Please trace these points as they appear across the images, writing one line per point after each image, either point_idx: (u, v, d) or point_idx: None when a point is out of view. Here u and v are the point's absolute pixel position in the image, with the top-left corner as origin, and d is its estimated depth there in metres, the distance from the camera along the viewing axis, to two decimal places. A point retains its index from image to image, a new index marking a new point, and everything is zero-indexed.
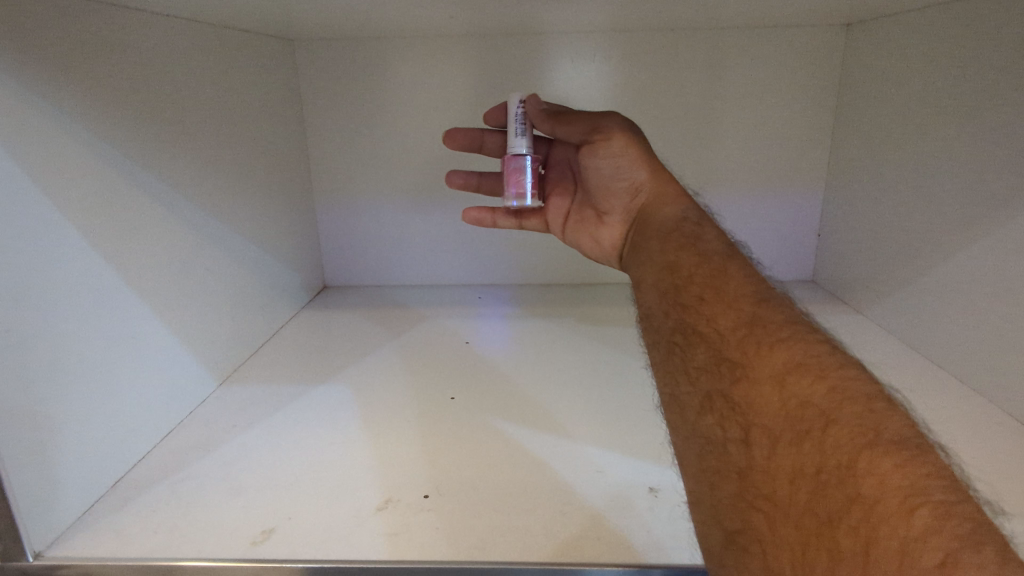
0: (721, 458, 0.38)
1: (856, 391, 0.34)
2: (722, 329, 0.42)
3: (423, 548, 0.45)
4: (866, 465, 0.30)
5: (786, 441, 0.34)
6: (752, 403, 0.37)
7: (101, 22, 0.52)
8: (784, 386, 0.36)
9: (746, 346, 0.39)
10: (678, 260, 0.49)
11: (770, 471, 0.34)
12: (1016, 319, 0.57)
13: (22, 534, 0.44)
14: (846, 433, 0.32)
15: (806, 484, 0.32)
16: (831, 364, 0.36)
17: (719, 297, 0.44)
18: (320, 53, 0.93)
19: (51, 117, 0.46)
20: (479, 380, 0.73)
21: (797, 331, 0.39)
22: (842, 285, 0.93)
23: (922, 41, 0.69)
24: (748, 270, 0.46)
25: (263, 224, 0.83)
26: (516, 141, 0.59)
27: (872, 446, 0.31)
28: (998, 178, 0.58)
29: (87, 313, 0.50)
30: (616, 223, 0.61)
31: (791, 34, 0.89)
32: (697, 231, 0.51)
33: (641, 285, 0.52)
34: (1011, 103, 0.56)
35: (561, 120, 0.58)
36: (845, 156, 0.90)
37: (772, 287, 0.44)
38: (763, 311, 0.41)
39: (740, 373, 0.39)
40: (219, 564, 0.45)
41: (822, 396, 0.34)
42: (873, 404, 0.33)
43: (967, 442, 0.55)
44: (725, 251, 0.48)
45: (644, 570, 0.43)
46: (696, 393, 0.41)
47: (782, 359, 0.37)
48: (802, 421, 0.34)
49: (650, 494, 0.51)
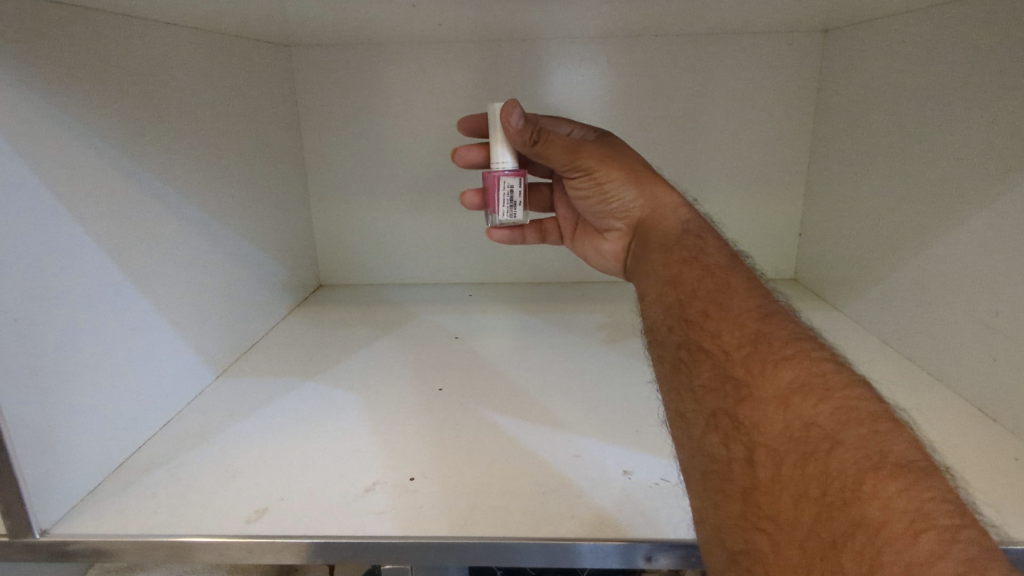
0: (726, 477, 0.38)
1: (860, 412, 0.34)
2: (726, 347, 0.42)
3: (417, 525, 0.46)
4: (872, 489, 0.31)
5: (791, 462, 0.34)
6: (756, 423, 0.37)
7: (110, 30, 0.54)
8: (788, 406, 0.36)
9: (750, 365, 0.40)
10: (681, 273, 0.49)
11: (775, 492, 0.34)
12: (989, 317, 0.59)
13: (30, 511, 0.45)
14: (850, 455, 0.32)
15: (811, 506, 0.32)
16: (836, 383, 0.37)
17: (722, 313, 0.44)
18: (316, 57, 0.94)
19: (62, 123, 0.48)
20: (467, 372, 0.74)
21: (802, 348, 0.39)
22: (823, 283, 0.94)
23: (895, 47, 0.71)
24: (752, 285, 0.47)
25: (260, 223, 0.84)
26: (500, 156, 0.57)
27: (876, 469, 0.31)
28: (970, 179, 0.60)
29: (93, 311, 0.51)
30: (616, 237, 0.62)
31: (781, 39, 0.90)
32: (700, 242, 0.52)
33: (645, 300, 0.53)
34: (981, 107, 0.58)
35: (540, 149, 0.56)
36: (824, 158, 0.91)
37: (773, 302, 0.45)
38: (767, 327, 0.42)
39: (744, 393, 0.39)
40: (217, 540, 0.45)
41: (827, 417, 0.35)
42: (878, 425, 0.34)
43: (945, 440, 0.57)
44: (729, 264, 0.49)
45: (629, 545, 0.44)
46: (701, 411, 0.41)
47: (787, 378, 0.38)
48: (806, 442, 0.34)
49: (624, 476, 0.52)
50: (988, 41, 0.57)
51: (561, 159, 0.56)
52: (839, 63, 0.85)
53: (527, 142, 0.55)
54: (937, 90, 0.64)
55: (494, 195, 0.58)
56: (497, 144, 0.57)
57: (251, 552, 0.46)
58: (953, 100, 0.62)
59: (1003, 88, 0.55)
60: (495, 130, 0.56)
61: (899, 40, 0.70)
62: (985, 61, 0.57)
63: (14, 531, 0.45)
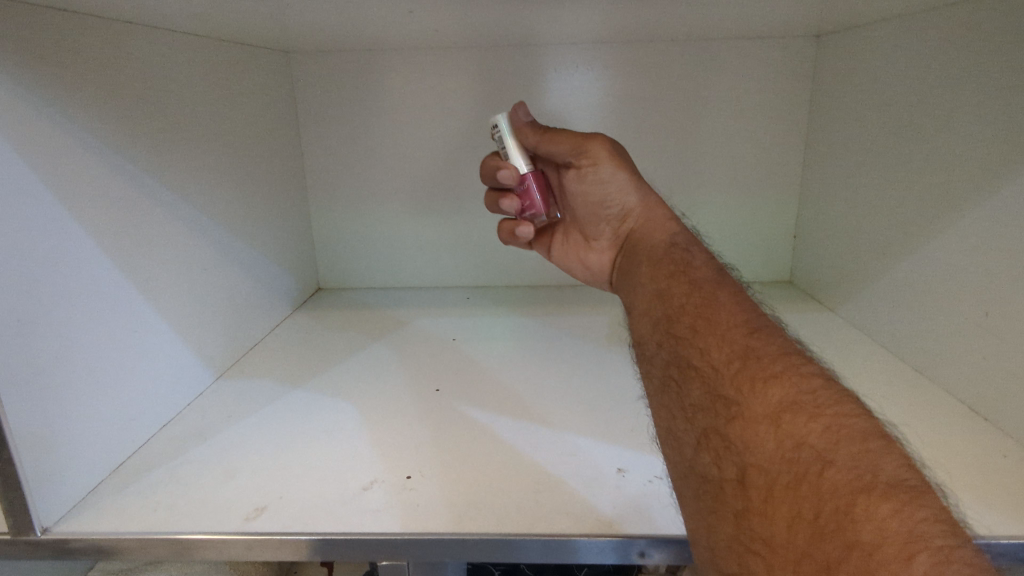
0: (718, 498, 0.38)
1: (850, 429, 0.35)
2: (716, 363, 0.42)
3: (416, 522, 0.46)
4: (864, 511, 0.31)
5: (783, 483, 0.34)
6: (747, 442, 0.37)
7: (111, 35, 0.54)
8: (779, 425, 0.36)
9: (740, 382, 0.40)
10: (670, 288, 0.50)
11: (768, 514, 0.34)
12: (981, 317, 0.59)
13: (31, 509, 0.45)
14: (842, 475, 0.33)
15: (804, 528, 0.32)
16: (825, 400, 0.37)
17: (711, 329, 0.44)
18: (315, 62, 0.95)
19: (65, 128, 0.48)
20: (464, 373, 0.74)
21: (791, 364, 0.39)
22: (818, 285, 0.95)
23: (888, 51, 0.72)
24: (740, 299, 0.47)
25: (259, 226, 0.84)
26: (517, 161, 0.57)
27: (868, 490, 0.31)
28: (960, 180, 0.61)
29: (94, 311, 0.51)
30: (605, 248, 0.62)
31: (776, 44, 0.91)
32: (687, 256, 0.52)
33: (635, 315, 0.53)
34: (973, 109, 0.59)
35: (547, 139, 0.57)
36: (819, 162, 0.91)
37: (761, 316, 0.45)
38: (755, 342, 0.42)
39: (734, 412, 0.39)
40: (214, 537, 0.46)
41: (817, 435, 0.35)
42: (869, 443, 0.34)
43: (938, 437, 0.57)
44: (716, 277, 0.49)
45: (626, 541, 0.44)
46: (692, 430, 0.42)
47: (776, 396, 0.38)
48: (799, 462, 0.34)
49: (618, 474, 0.52)
50: (978, 44, 0.58)
51: (567, 147, 0.57)
52: (833, 67, 0.86)
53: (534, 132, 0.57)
54: (928, 93, 0.65)
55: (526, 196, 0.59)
56: (511, 151, 0.57)
57: (249, 549, 0.46)
58: (945, 102, 0.62)
59: (994, 90, 0.56)
60: (502, 138, 0.57)
61: (891, 43, 0.71)
62: (976, 64, 0.58)
63: (16, 529, 0.46)
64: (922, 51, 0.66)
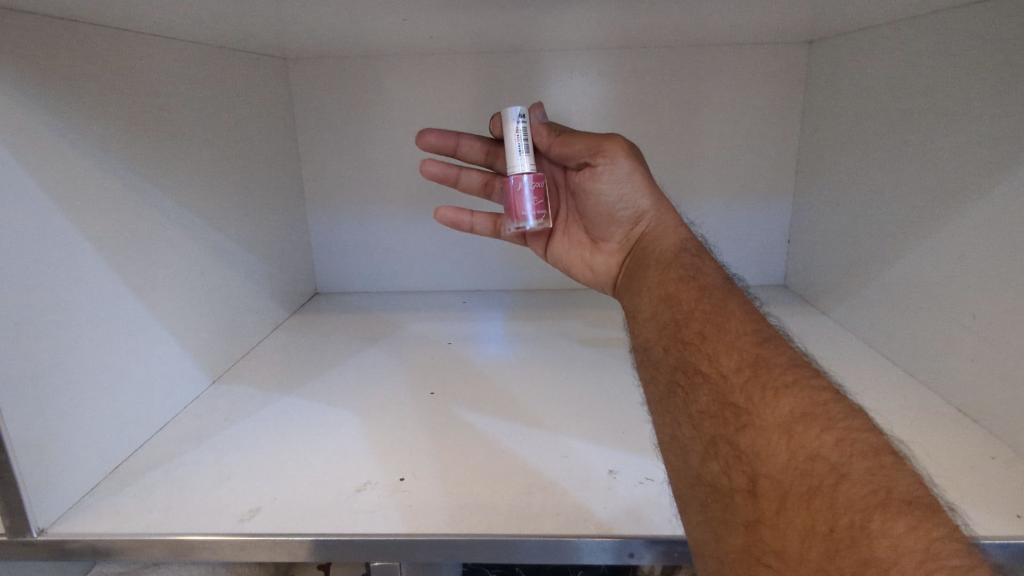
0: (728, 508, 0.38)
1: (863, 443, 0.35)
2: (725, 371, 0.42)
3: (407, 522, 0.47)
4: (879, 527, 0.31)
5: (797, 495, 0.34)
6: (759, 453, 0.37)
7: (109, 43, 0.55)
8: (791, 436, 0.37)
9: (751, 391, 0.40)
10: (678, 294, 0.50)
11: (780, 527, 0.34)
12: (970, 320, 0.59)
13: (28, 510, 0.45)
14: (857, 490, 0.33)
15: (817, 543, 0.32)
16: (837, 412, 0.37)
17: (720, 336, 0.45)
18: (313, 69, 0.95)
19: (65, 136, 0.49)
20: (458, 376, 0.74)
21: (802, 374, 0.40)
22: (811, 289, 0.95)
23: (879, 58, 0.72)
24: (748, 308, 0.47)
25: (255, 230, 0.85)
26: (517, 160, 0.55)
27: (883, 506, 0.32)
28: (949, 185, 0.61)
29: (91, 314, 0.51)
30: (611, 251, 0.62)
31: (770, 51, 0.91)
32: (697, 264, 0.53)
33: (638, 321, 0.53)
34: (960, 115, 0.59)
35: (560, 142, 0.59)
36: (811, 167, 0.92)
37: (770, 326, 0.46)
38: (766, 352, 0.42)
39: (744, 421, 0.39)
40: (208, 539, 0.46)
41: (830, 448, 0.35)
42: (881, 459, 0.34)
43: (930, 439, 0.57)
44: (725, 286, 0.50)
45: (622, 542, 0.44)
46: (700, 437, 0.42)
47: (788, 407, 0.38)
48: (812, 475, 0.35)
49: (610, 476, 0.52)
50: (966, 52, 0.58)
51: (581, 148, 0.57)
52: (826, 73, 0.87)
53: (551, 130, 0.59)
54: (918, 99, 0.65)
55: (515, 202, 0.56)
56: (512, 148, 0.55)
57: (243, 550, 0.46)
58: (934, 109, 0.63)
59: (983, 96, 0.56)
60: (508, 134, 0.55)
61: (882, 50, 0.72)
62: (964, 71, 0.59)
63: (13, 530, 0.46)
64: (913, 58, 0.66)
